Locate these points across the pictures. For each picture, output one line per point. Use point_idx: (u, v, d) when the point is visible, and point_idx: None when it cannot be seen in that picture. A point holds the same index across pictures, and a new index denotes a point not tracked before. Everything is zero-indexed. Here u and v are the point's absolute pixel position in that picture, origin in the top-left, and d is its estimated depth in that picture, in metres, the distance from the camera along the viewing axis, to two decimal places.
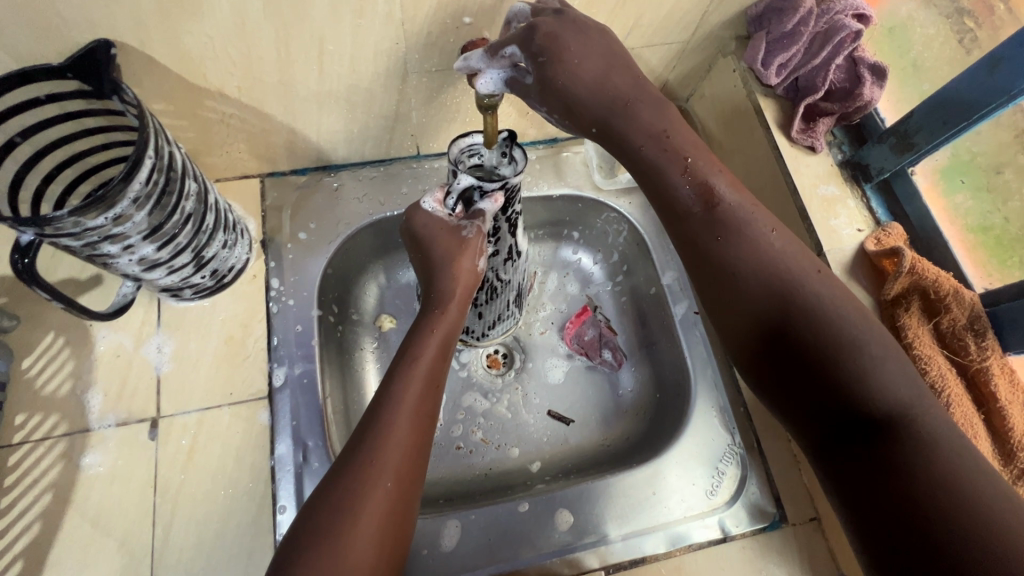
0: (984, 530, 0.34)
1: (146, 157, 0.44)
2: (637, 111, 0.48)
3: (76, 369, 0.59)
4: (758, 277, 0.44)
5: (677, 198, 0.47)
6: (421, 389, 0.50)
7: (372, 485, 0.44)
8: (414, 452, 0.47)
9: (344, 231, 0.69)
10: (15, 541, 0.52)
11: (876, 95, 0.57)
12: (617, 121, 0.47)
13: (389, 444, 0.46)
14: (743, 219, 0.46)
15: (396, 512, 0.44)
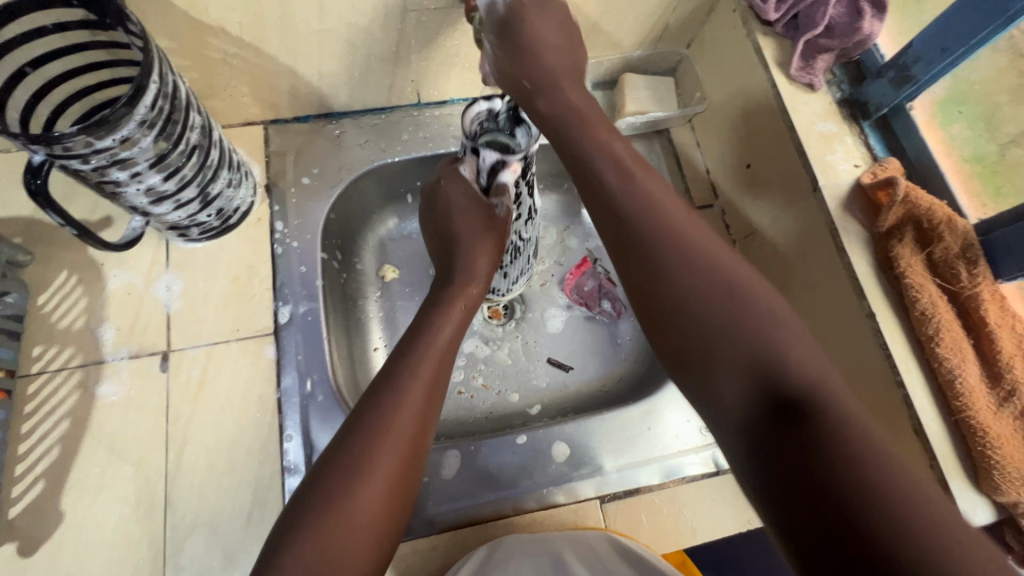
0: (883, 507, 0.29)
1: (150, 81, 0.45)
2: (567, 92, 0.50)
3: (90, 306, 0.61)
4: (704, 305, 0.40)
5: (602, 181, 0.46)
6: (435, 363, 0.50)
7: (378, 451, 0.43)
8: (423, 422, 0.47)
9: (347, 175, 0.70)
10: (36, 464, 0.55)
11: (877, 28, 0.57)
12: (549, 92, 0.50)
13: (399, 415, 0.45)
14: (666, 207, 0.45)
15: (416, 445, 0.45)
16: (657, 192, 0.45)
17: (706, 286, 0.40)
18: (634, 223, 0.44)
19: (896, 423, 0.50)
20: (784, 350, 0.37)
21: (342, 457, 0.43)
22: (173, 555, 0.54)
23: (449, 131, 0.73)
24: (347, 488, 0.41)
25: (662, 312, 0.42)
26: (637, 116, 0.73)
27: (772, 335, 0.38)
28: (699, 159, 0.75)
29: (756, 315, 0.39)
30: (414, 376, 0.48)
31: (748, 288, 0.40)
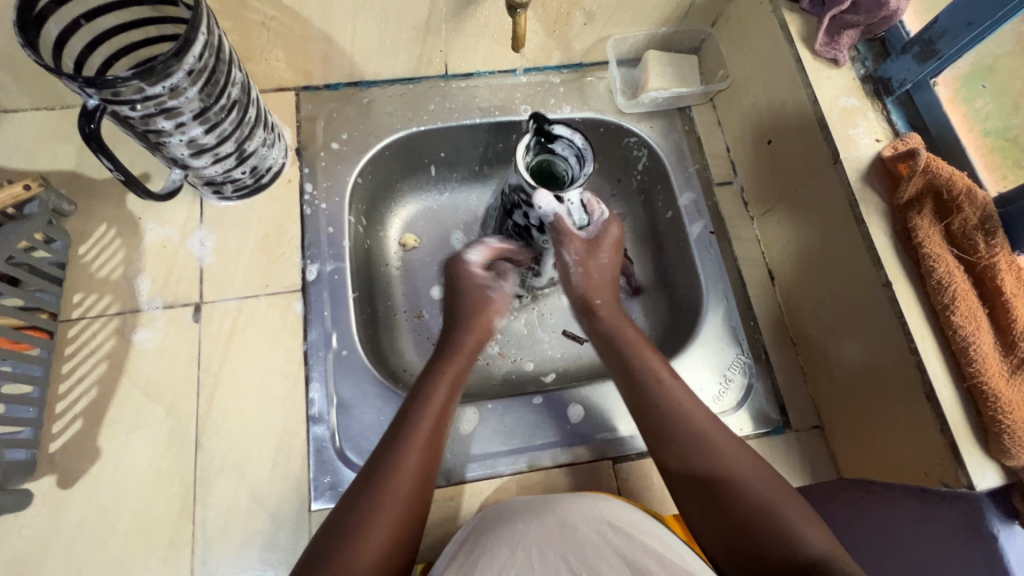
0: None
1: (199, 33, 0.47)
2: (602, 269, 0.61)
3: (128, 257, 0.64)
4: (691, 453, 0.51)
5: (635, 367, 0.56)
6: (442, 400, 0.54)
7: (392, 486, 0.47)
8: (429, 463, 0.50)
9: (375, 142, 0.72)
10: (76, 402, 0.58)
11: (902, 6, 0.57)
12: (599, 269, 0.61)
13: (410, 442, 0.50)
14: (682, 410, 0.53)
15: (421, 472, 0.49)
16: (624, 329, 0.60)
17: (691, 424, 0.52)
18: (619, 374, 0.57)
19: (910, 390, 0.51)
20: (743, 483, 0.48)
21: (363, 495, 0.47)
22: (202, 494, 0.56)
23: (474, 103, 0.75)
24: (360, 524, 0.45)
25: (670, 458, 0.51)
26: (660, 91, 0.74)
27: (727, 459, 0.50)
28: (719, 137, 0.76)
29: (710, 446, 0.51)
30: (421, 416, 0.52)
31: (710, 438, 0.51)
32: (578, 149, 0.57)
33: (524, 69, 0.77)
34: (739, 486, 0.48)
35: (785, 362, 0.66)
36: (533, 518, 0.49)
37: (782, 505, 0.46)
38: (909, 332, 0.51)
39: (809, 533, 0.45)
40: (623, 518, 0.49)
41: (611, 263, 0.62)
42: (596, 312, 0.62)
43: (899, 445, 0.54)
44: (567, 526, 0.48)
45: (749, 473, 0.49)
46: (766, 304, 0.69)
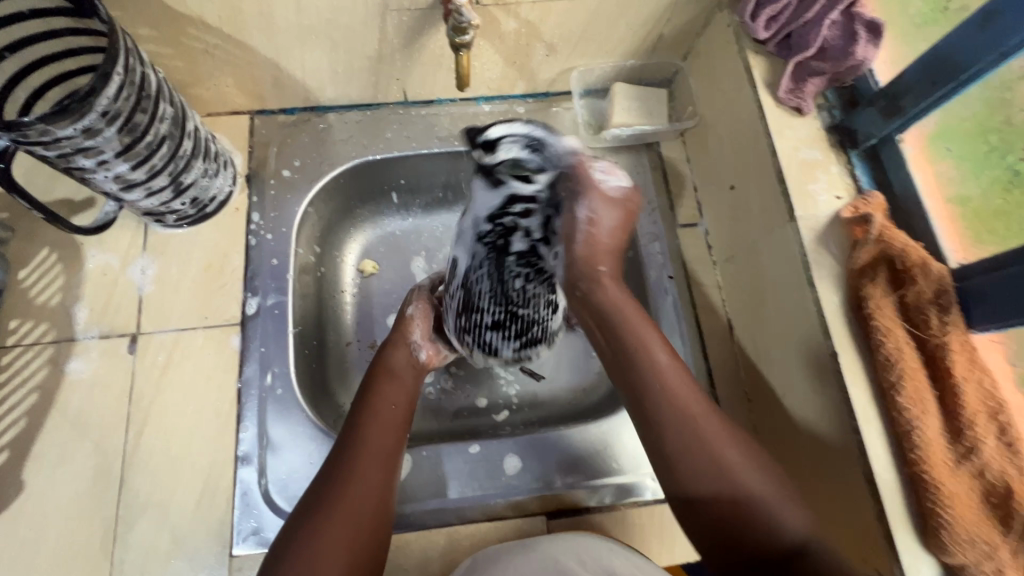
0: None
1: (114, 73, 0.45)
2: (602, 228, 0.51)
3: (67, 284, 0.63)
4: (681, 442, 0.47)
5: (623, 338, 0.51)
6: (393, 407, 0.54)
7: (348, 494, 0.46)
8: (389, 467, 0.50)
9: (328, 171, 0.70)
10: (3, 434, 0.57)
11: (871, 54, 0.54)
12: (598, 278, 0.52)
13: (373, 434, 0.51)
14: (666, 387, 0.48)
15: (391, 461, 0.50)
16: (620, 301, 0.52)
17: (687, 415, 0.47)
18: (607, 347, 0.52)
19: (849, 470, 0.48)
20: (739, 476, 0.45)
21: (315, 511, 0.45)
22: (122, 533, 0.55)
23: (433, 131, 0.73)
24: (314, 535, 0.43)
25: (661, 452, 0.47)
26: (625, 128, 0.71)
27: (723, 455, 0.46)
28: (687, 175, 0.73)
29: (706, 439, 0.46)
30: (372, 422, 0.52)
31: (707, 434, 0.46)
32: (530, 138, 0.47)
33: (487, 98, 0.74)
34: (723, 474, 0.45)
35: (737, 418, 0.63)
36: (518, 553, 0.49)
37: (763, 490, 0.45)
38: (852, 411, 0.48)
39: (792, 521, 0.43)
40: (607, 552, 0.48)
41: (613, 228, 0.52)
42: (599, 280, 0.52)
43: (837, 524, 0.51)
44: (552, 560, 0.47)
45: (733, 461, 0.45)
46: (722, 356, 0.66)
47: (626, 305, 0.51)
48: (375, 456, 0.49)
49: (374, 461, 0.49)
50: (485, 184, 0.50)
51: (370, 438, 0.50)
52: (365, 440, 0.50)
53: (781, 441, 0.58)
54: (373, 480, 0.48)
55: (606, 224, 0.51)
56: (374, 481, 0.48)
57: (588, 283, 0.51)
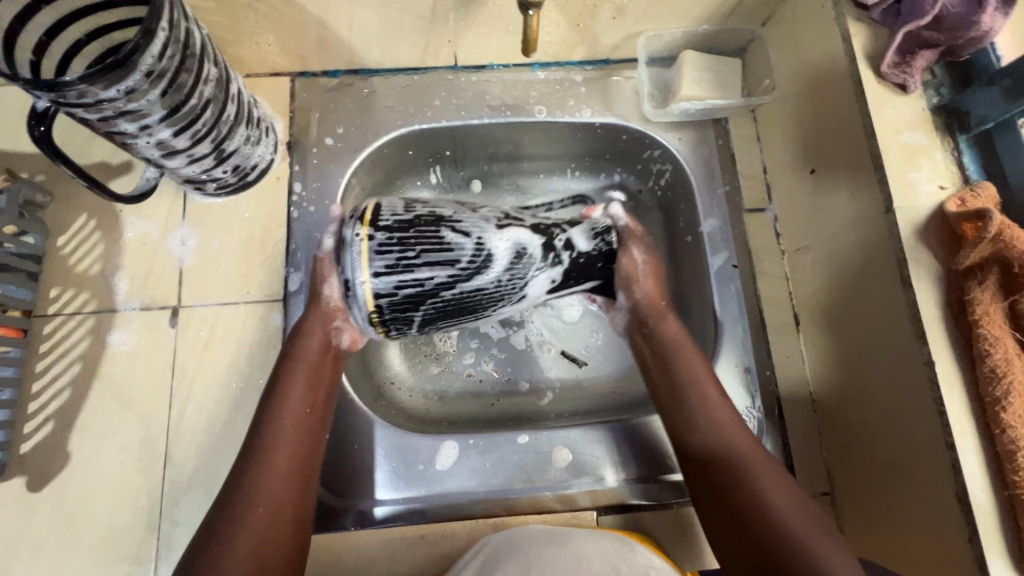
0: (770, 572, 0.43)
1: (159, 29, 0.41)
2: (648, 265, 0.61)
3: (106, 252, 0.60)
4: (689, 409, 0.53)
5: (641, 315, 0.60)
6: (303, 394, 0.51)
7: (252, 484, 0.46)
8: (301, 462, 0.49)
9: (373, 139, 0.66)
10: (47, 405, 0.56)
11: (998, 25, 0.48)
12: (661, 320, 0.59)
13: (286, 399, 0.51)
14: (674, 363, 0.56)
15: (313, 423, 0.51)
16: (682, 342, 0.57)
17: (729, 454, 0.49)
18: (641, 342, 0.59)
19: (938, 487, 0.45)
20: (740, 455, 0.49)
21: (230, 506, 0.45)
22: (169, 509, 0.55)
23: (484, 99, 0.68)
24: (229, 532, 0.44)
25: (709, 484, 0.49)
26: (693, 102, 0.65)
27: (727, 433, 0.51)
28: (756, 155, 0.68)
29: (746, 470, 0.48)
30: (285, 392, 0.51)
31: (747, 463, 0.48)
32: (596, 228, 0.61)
33: (542, 64, 0.68)
34: (715, 447, 0.50)
35: (800, 418, 0.60)
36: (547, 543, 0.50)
37: (750, 466, 0.48)
38: (948, 424, 0.44)
39: (766, 485, 0.47)
40: (631, 552, 0.50)
41: (648, 270, 0.61)
42: (664, 316, 0.59)
43: (919, 538, 0.48)
44: (579, 557, 0.48)
45: (713, 431, 0.51)
46: (787, 353, 0.62)
47: (684, 338, 0.57)
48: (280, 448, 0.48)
49: (286, 455, 0.48)
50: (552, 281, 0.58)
51: (281, 430, 0.49)
52: (279, 410, 0.50)
53: (854, 447, 0.54)
54: (280, 472, 0.47)
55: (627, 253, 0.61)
56: (281, 481, 0.47)
57: (653, 315, 0.59)
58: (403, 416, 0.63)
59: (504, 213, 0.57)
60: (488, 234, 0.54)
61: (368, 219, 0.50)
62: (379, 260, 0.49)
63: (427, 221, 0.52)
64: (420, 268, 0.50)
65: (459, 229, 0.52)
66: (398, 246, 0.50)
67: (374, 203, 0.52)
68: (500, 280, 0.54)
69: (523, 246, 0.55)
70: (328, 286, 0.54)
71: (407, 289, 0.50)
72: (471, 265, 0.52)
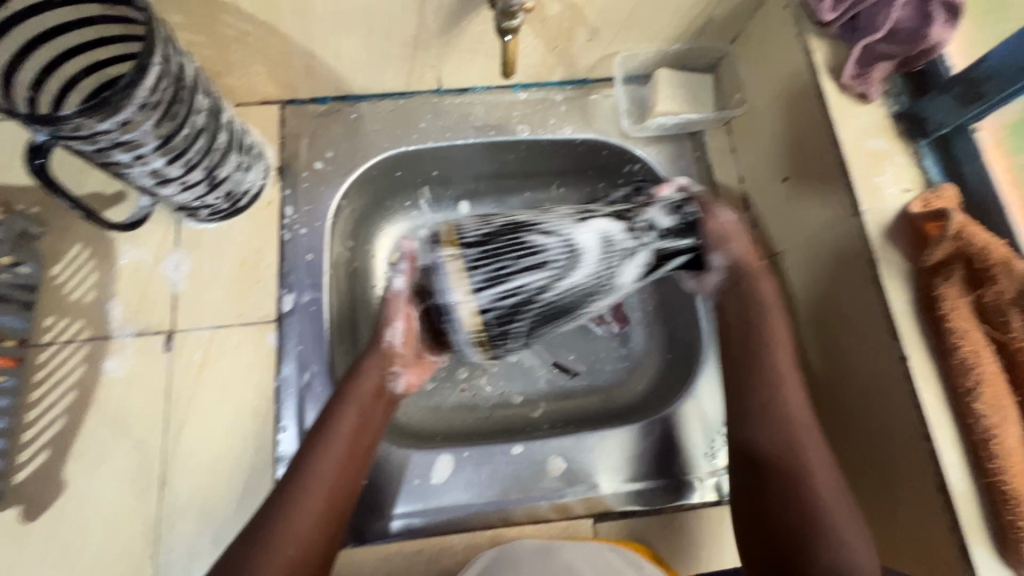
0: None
1: (152, 64, 0.43)
2: (746, 242, 0.59)
3: (100, 280, 0.61)
4: (759, 408, 0.52)
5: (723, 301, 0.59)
6: (349, 439, 0.51)
7: (289, 527, 0.46)
8: (334, 508, 0.48)
9: (361, 162, 0.68)
10: (41, 434, 0.56)
11: (946, 37, 0.51)
12: (744, 281, 0.57)
13: (334, 437, 0.50)
14: (770, 355, 0.54)
15: (354, 464, 0.51)
16: (766, 291, 0.57)
17: (786, 461, 0.48)
18: (736, 325, 0.56)
19: (917, 478, 0.47)
20: (808, 453, 0.48)
21: (255, 546, 0.45)
22: (165, 534, 0.55)
23: (469, 120, 0.70)
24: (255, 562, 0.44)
25: (755, 482, 0.49)
26: (669, 117, 0.68)
27: (801, 430, 0.50)
28: (732, 165, 0.70)
29: (808, 472, 0.47)
30: (337, 430, 0.51)
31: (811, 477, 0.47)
32: (676, 202, 0.58)
33: (524, 85, 0.71)
34: (778, 445, 0.49)
35: None
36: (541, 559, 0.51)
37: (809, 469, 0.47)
38: (923, 416, 0.46)
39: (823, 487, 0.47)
40: (624, 561, 0.51)
41: (743, 238, 0.58)
42: (751, 270, 0.58)
43: (901, 530, 0.49)
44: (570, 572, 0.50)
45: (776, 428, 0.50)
46: None
47: (774, 308, 0.56)
48: (317, 494, 0.48)
49: (324, 491, 0.48)
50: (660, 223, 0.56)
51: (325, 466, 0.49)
52: (328, 447, 0.50)
53: (838, 443, 0.56)
54: (309, 520, 0.47)
55: (734, 229, 0.58)
56: (321, 512, 0.47)
57: (742, 270, 0.57)
58: (398, 431, 0.64)
59: (580, 210, 0.55)
60: (573, 229, 0.53)
61: (449, 239, 0.50)
62: (476, 275, 0.48)
63: (505, 233, 0.51)
64: (514, 277, 0.50)
65: (545, 231, 0.52)
66: (492, 259, 0.49)
67: (448, 223, 0.52)
68: (596, 273, 0.53)
69: (610, 236, 0.53)
70: (392, 333, 0.56)
71: (507, 300, 0.50)
72: (562, 266, 0.52)
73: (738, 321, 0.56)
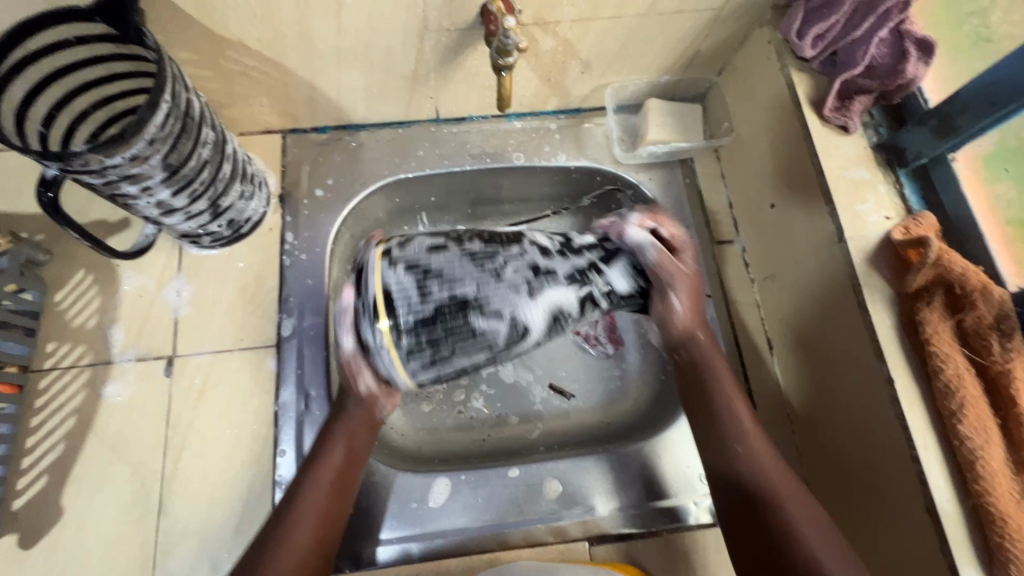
0: None
1: (162, 101, 0.45)
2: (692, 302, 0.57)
3: (103, 305, 0.62)
4: (735, 473, 0.52)
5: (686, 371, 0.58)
6: (341, 466, 0.53)
7: (280, 556, 0.47)
8: (323, 536, 0.49)
9: (361, 189, 0.70)
10: (41, 459, 0.56)
11: (921, 72, 0.53)
12: (692, 344, 0.58)
13: (319, 479, 0.51)
14: (731, 416, 0.54)
15: (336, 505, 0.51)
16: (716, 363, 0.57)
17: (767, 487, 0.50)
18: (695, 398, 0.56)
19: (907, 499, 0.48)
20: (788, 512, 0.48)
21: None
22: (162, 559, 0.55)
23: (465, 149, 0.72)
24: None
25: (742, 504, 0.50)
26: (659, 146, 0.70)
27: (778, 488, 0.49)
28: (721, 191, 0.72)
29: (792, 526, 0.47)
30: (321, 474, 0.52)
31: (789, 506, 0.48)
32: (635, 262, 0.54)
33: (519, 115, 0.73)
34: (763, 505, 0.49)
35: (778, 438, 0.62)
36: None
37: (794, 524, 0.47)
38: (910, 439, 0.47)
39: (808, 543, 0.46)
40: None
41: (689, 302, 0.57)
42: (694, 346, 0.58)
43: (893, 551, 0.50)
44: None
45: (764, 488, 0.50)
46: (762, 376, 0.65)
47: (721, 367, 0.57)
48: (308, 523, 0.49)
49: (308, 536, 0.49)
50: (623, 278, 0.53)
51: (310, 512, 0.50)
52: (313, 490, 0.51)
53: (832, 464, 0.57)
54: (303, 549, 0.48)
55: (681, 295, 0.56)
56: (305, 555, 0.48)
57: (683, 344, 0.58)
58: (395, 454, 0.64)
59: (533, 269, 0.50)
60: (520, 305, 0.49)
61: (384, 315, 0.47)
62: (414, 362, 0.48)
63: (449, 310, 0.47)
64: (456, 358, 0.49)
65: (488, 311, 0.48)
66: (426, 344, 0.47)
67: (381, 286, 0.47)
68: (539, 343, 0.51)
69: (561, 309, 0.50)
70: (362, 381, 0.52)
71: (447, 373, 0.50)
72: (507, 344, 0.49)
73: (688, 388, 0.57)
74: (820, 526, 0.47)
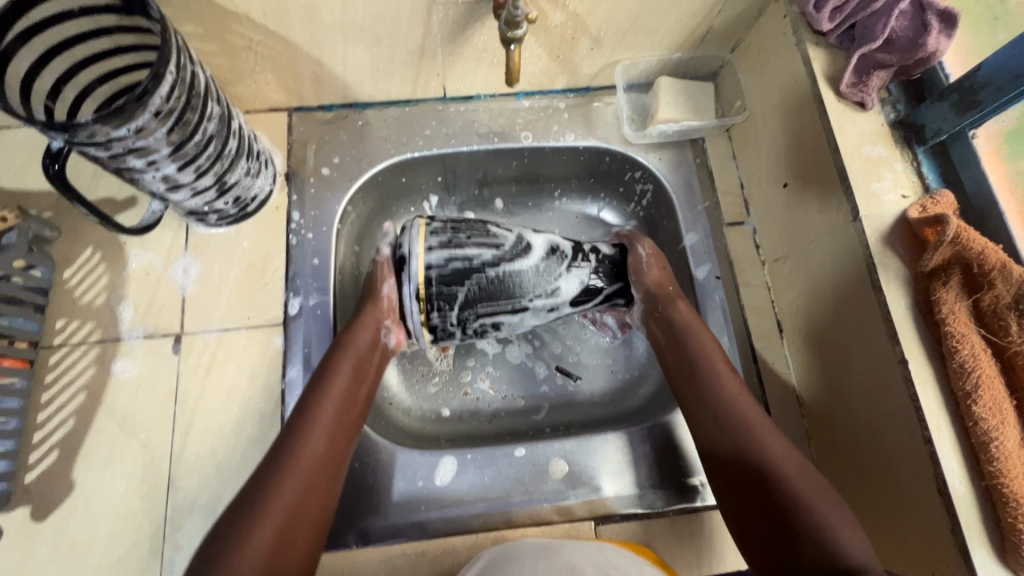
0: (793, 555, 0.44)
1: (167, 72, 0.45)
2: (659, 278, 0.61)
3: (111, 283, 0.62)
4: (716, 413, 0.53)
5: (663, 322, 0.60)
6: (350, 383, 0.54)
7: (291, 472, 0.48)
8: (333, 449, 0.51)
9: (367, 168, 0.69)
10: (52, 433, 0.57)
11: (943, 46, 0.52)
12: (667, 307, 0.60)
13: (324, 408, 0.52)
14: (698, 359, 0.56)
15: (343, 434, 0.52)
16: (693, 324, 0.58)
17: (742, 428, 0.51)
18: (669, 347, 0.58)
19: (919, 481, 0.47)
20: (766, 449, 0.49)
21: (243, 519, 0.45)
22: (171, 533, 0.56)
23: (473, 127, 0.71)
24: (247, 534, 0.44)
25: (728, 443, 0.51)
26: (670, 124, 0.69)
27: (753, 425, 0.51)
28: (733, 172, 0.71)
29: (770, 463, 0.48)
30: (325, 402, 0.52)
31: (762, 443, 0.49)
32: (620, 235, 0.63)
33: (528, 93, 0.72)
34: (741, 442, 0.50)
35: (789, 420, 0.61)
36: (544, 557, 0.51)
37: (770, 458, 0.48)
38: (924, 420, 0.46)
39: (784, 475, 0.47)
40: (625, 560, 0.51)
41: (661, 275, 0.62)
42: (673, 303, 0.60)
43: (902, 533, 0.49)
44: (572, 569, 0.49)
45: (740, 424, 0.51)
46: (772, 358, 0.64)
47: (695, 322, 0.58)
48: (317, 440, 0.50)
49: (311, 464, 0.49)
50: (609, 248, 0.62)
51: (315, 440, 0.50)
52: (317, 418, 0.51)
53: (843, 447, 0.56)
54: (305, 474, 0.48)
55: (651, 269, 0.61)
56: (307, 483, 0.48)
57: (662, 305, 0.60)
58: (401, 434, 0.64)
59: (536, 231, 0.61)
60: (527, 255, 0.58)
61: (418, 246, 0.56)
62: (432, 287, 0.55)
63: (470, 248, 0.58)
64: (465, 294, 0.56)
65: (501, 252, 0.58)
66: (447, 277, 0.56)
67: (419, 228, 0.57)
68: (535, 297, 0.58)
69: (555, 267, 0.58)
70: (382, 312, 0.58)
71: (454, 313, 0.56)
72: (508, 288, 0.57)
73: (668, 344, 0.58)
74: (789, 456, 0.49)
